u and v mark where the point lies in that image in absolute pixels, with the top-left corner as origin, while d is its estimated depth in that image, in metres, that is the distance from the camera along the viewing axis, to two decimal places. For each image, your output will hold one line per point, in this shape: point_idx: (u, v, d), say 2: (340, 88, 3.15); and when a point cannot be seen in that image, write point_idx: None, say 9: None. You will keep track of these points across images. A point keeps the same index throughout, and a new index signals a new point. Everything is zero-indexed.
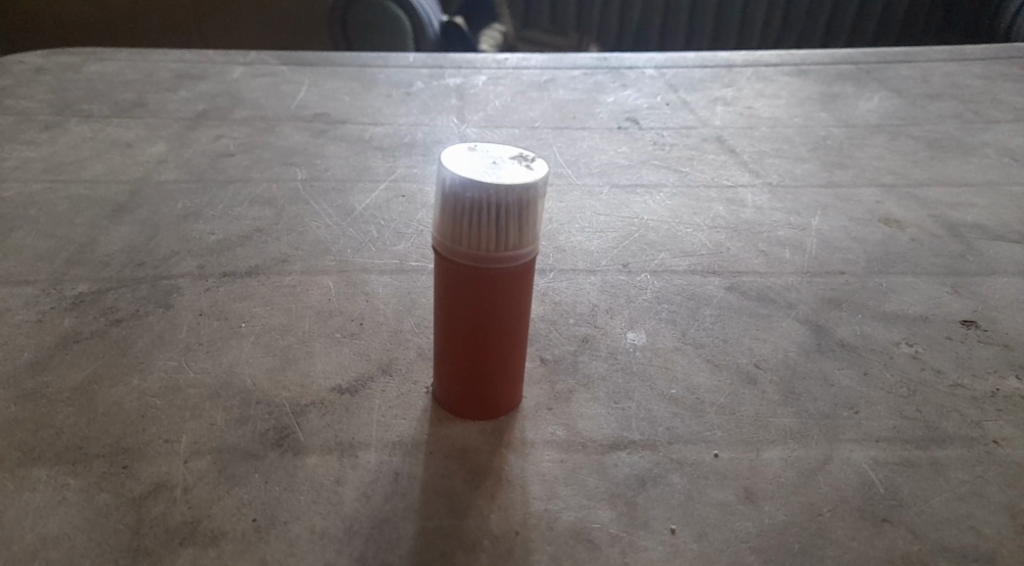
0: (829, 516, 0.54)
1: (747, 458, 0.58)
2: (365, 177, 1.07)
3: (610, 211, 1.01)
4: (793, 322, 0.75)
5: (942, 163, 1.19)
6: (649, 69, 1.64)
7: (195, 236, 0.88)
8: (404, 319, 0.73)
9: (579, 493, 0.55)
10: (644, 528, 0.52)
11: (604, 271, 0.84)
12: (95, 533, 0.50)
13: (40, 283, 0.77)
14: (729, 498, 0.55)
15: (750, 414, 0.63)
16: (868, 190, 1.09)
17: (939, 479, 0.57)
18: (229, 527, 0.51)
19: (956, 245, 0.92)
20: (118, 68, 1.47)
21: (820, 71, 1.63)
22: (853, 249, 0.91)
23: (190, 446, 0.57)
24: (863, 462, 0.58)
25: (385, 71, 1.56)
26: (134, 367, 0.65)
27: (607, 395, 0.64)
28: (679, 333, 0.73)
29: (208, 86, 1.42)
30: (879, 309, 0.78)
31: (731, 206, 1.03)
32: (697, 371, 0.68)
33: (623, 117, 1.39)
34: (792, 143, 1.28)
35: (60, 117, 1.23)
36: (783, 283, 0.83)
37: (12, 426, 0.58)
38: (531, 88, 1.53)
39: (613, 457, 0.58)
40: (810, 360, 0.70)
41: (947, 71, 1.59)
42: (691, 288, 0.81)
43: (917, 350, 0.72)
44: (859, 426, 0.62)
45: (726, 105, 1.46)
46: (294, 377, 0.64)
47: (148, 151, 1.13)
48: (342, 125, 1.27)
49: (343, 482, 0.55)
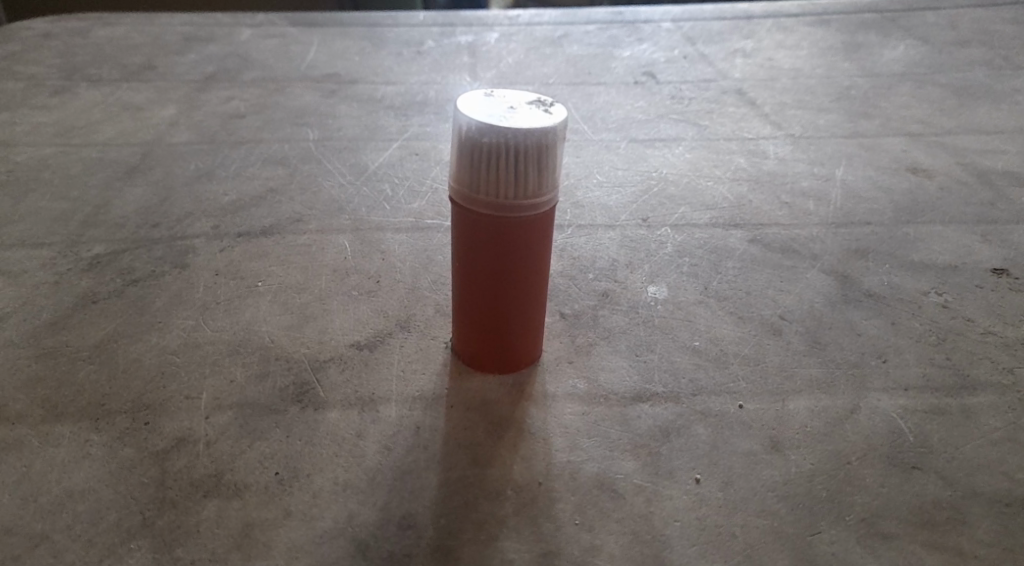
0: (858, 465, 0.53)
1: (772, 408, 0.57)
2: (378, 136, 1.06)
3: (628, 165, 0.99)
4: (817, 272, 0.74)
5: (970, 111, 1.15)
6: (665, 22, 1.60)
7: (208, 197, 0.87)
8: (421, 276, 0.72)
9: (603, 444, 0.54)
10: (669, 478, 0.52)
11: (623, 226, 0.82)
12: (120, 487, 0.50)
13: (56, 245, 0.77)
14: (754, 447, 0.54)
15: (774, 364, 0.62)
16: (893, 139, 1.06)
17: (971, 426, 0.56)
18: (252, 480, 0.51)
19: (985, 193, 0.90)
20: (126, 32, 1.46)
21: (842, 20, 1.58)
22: (878, 199, 0.89)
23: (212, 402, 0.57)
24: (891, 411, 0.57)
25: (395, 30, 1.53)
26: (153, 326, 0.65)
27: (628, 347, 0.63)
28: (701, 286, 0.72)
29: (216, 48, 1.40)
30: (907, 259, 0.76)
31: (752, 159, 1.01)
32: (720, 323, 0.66)
33: (639, 72, 1.36)
34: (814, 94, 1.25)
35: (69, 82, 1.22)
36: (807, 235, 0.81)
37: (33, 384, 0.58)
38: (544, 45, 1.49)
39: (635, 409, 0.57)
40: (836, 311, 0.68)
41: (976, 17, 1.54)
42: (713, 241, 0.79)
43: (946, 299, 0.70)
44: (887, 376, 0.61)
45: (745, 58, 1.42)
46: (312, 334, 0.64)
47: (159, 114, 1.12)
48: (353, 85, 1.26)
49: (364, 436, 0.54)
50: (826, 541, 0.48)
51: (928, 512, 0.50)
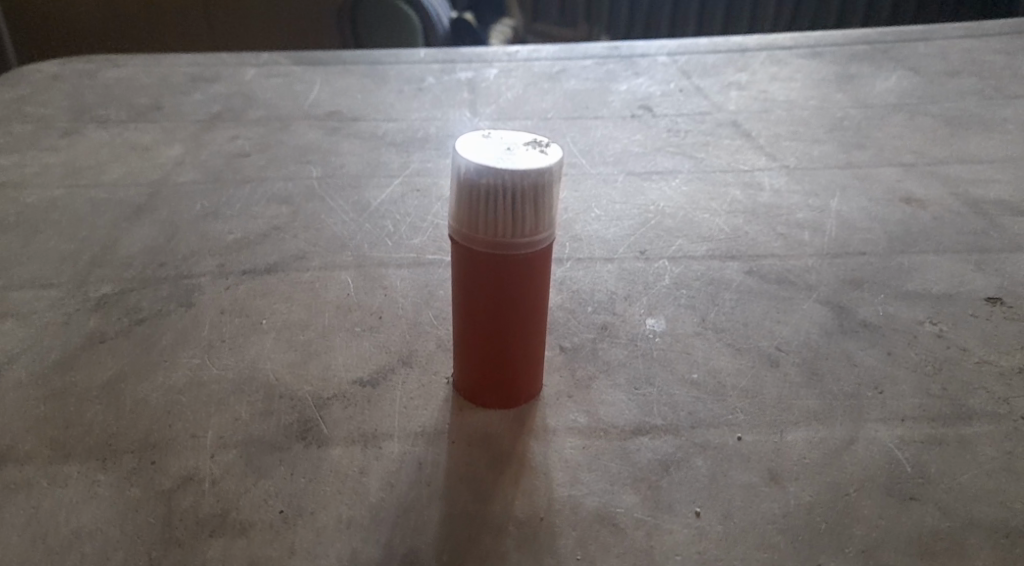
0: (856, 496, 0.53)
1: (770, 440, 0.58)
2: (380, 173, 1.08)
3: (626, 198, 1.00)
4: (813, 303, 0.75)
5: (962, 141, 1.17)
6: (661, 56, 1.63)
7: (213, 235, 0.89)
8: (423, 311, 0.73)
9: (603, 478, 0.55)
10: (669, 512, 0.52)
11: (621, 259, 0.84)
12: (127, 526, 0.51)
13: (65, 285, 0.78)
14: (753, 480, 0.54)
15: (772, 396, 0.62)
16: (886, 170, 1.08)
17: (968, 456, 0.56)
18: (256, 518, 0.51)
19: (979, 222, 0.91)
20: (133, 73, 1.49)
21: (834, 52, 1.61)
22: (872, 229, 0.90)
23: (217, 440, 0.57)
24: (888, 441, 0.58)
25: (396, 67, 1.56)
26: (159, 365, 0.66)
27: (627, 381, 0.64)
28: (698, 318, 0.73)
29: (221, 88, 1.43)
30: (902, 289, 0.77)
31: (748, 190, 1.02)
32: (718, 356, 0.67)
33: (636, 106, 1.38)
34: (808, 125, 1.27)
35: (78, 123, 1.25)
36: (803, 266, 0.82)
37: (42, 425, 0.59)
38: (542, 80, 1.52)
39: (634, 442, 0.58)
40: (833, 342, 0.69)
41: (966, 47, 1.57)
42: (710, 273, 0.81)
43: (941, 329, 0.71)
44: (883, 406, 0.61)
45: (740, 90, 1.45)
46: (316, 371, 0.65)
47: (165, 153, 1.14)
48: (355, 122, 1.28)
49: (367, 472, 0.55)
50: None
51: (927, 543, 0.50)
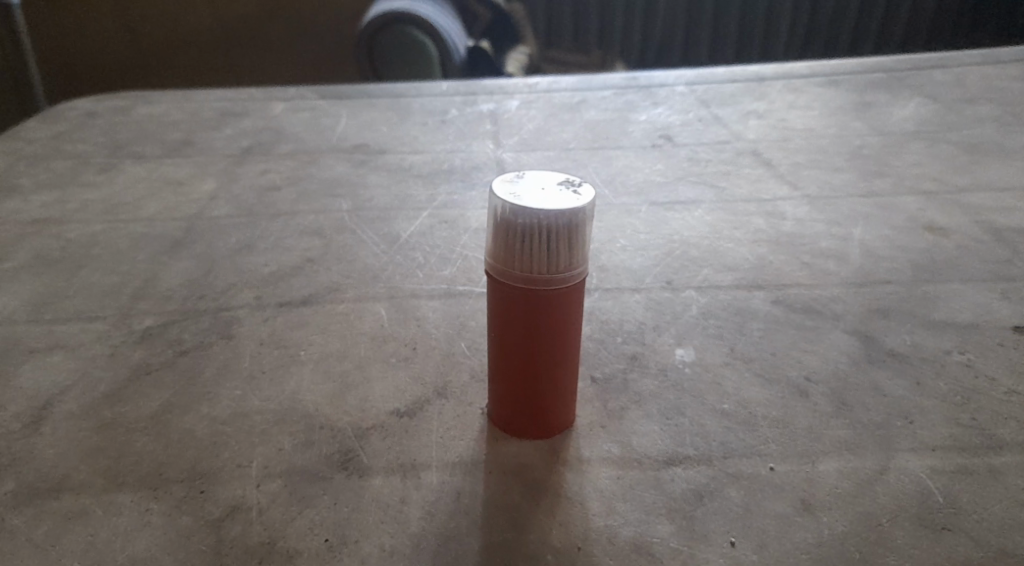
0: (889, 526, 0.54)
1: (802, 470, 0.59)
2: (408, 205, 1.11)
3: (649, 228, 1.02)
4: (840, 333, 0.76)
5: (982, 168, 1.18)
6: (679, 86, 1.65)
7: (249, 268, 0.91)
8: (456, 342, 0.75)
9: (638, 508, 0.56)
10: (704, 541, 0.53)
11: (648, 289, 0.85)
12: (179, 554, 0.53)
13: (109, 318, 0.81)
14: (786, 510, 0.55)
15: (802, 426, 0.63)
16: (908, 198, 1.09)
17: (999, 486, 0.57)
18: (303, 546, 0.53)
19: (1002, 250, 0.92)
20: (166, 109, 1.54)
21: (852, 80, 1.63)
22: (896, 258, 0.91)
23: (262, 470, 0.59)
24: (919, 471, 0.58)
25: (420, 100, 1.60)
26: (203, 397, 0.68)
27: (658, 411, 0.65)
28: (726, 348, 0.74)
29: (251, 122, 1.47)
30: (928, 318, 0.78)
31: (770, 220, 1.04)
32: (747, 386, 0.68)
33: (656, 135, 1.41)
34: (827, 153, 1.28)
35: (115, 160, 1.29)
36: (828, 295, 0.83)
37: (94, 455, 0.61)
38: (563, 110, 1.55)
39: (668, 472, 0.59)
40: (861, 372, 0.70)
41: (983, 74, 1.58)
42: (736, 303, 0.82)
43: (968, 358, 0.71)
44: (913, 436, 0.62)
45: (758, 119, 1.47)
46: (354, 401, 0.67)
47: (199, 188, 1.18)
48: (382, 155, 1.31)
49: (408, 501, 0.57)
50: None
51: None
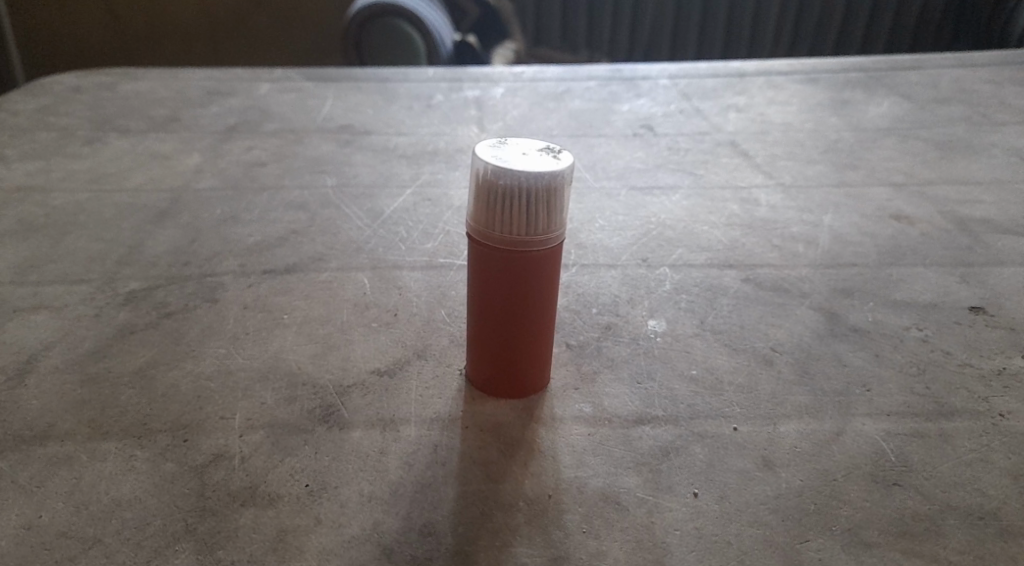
0: (844, 481, 0.57)
1: (764, 431, 0.62)
2: (392, 184, 1.13)
3: (628, 211, 1.05)
4: (807, 309, 0.79)
5: (951, 164, 1.22)
6: (662, 79, 1.69)
7: (234, 238, 0.93)
8: (437, 310, 0.77)
9: (607, 462, 0.58)
10: (669, 492, 0.56)
11: (624, 265, 0.88)
12: (164, 496, 0.54)
13: (94, 281, 0.82)
14: (748, 466, 0.58)
15: (766, 392, 0.66)
16: (878, 189, 1.13)
17: (949, 448, 0.60)
18: (284, 491, 0.55)
19: (964, 238, 0.96)
20: (152, 86, 1.54)
21: (829, 79, 1.67)
22: (863, 243, 0.95)
23: (245, 422, 0.61)
24: (874, 434, 0.62)
25: (406, 85, 1.62)
26: (188, 355, 0.69)
27: (630, 376, 0.68)
28: (697, 321, 0.77)
29: (237, 102, 1.48)
30: (890, 298, 0.82)
31: (745, 205, 1.07)
32: (716, 354, 0.71)
33: (638, 125, 1.44)
34: (802, 147, 1.32)
35: (100, 133, 1.29)
36: (797, 275, 0.86)
37: (79, 406, 0.63)
38: (548, 99, 1.58)
39: (637, 430, 0.62)
40: (823, 344, 0.73)
41: (956, 76, 1.63)
42: (709, 280, 0.85)
43: (926, 333, 0.75)
44: (870, 402, 0.65)
45: (738, 113, 1.50)
46: (336, 361, 0.69)
47: (185, 162, 1.18)
48: (367, 136, 1.33)
49: (387, 452, 0.59)
50: (813, 548, 0.52)
51: (908, 524, 0.54)
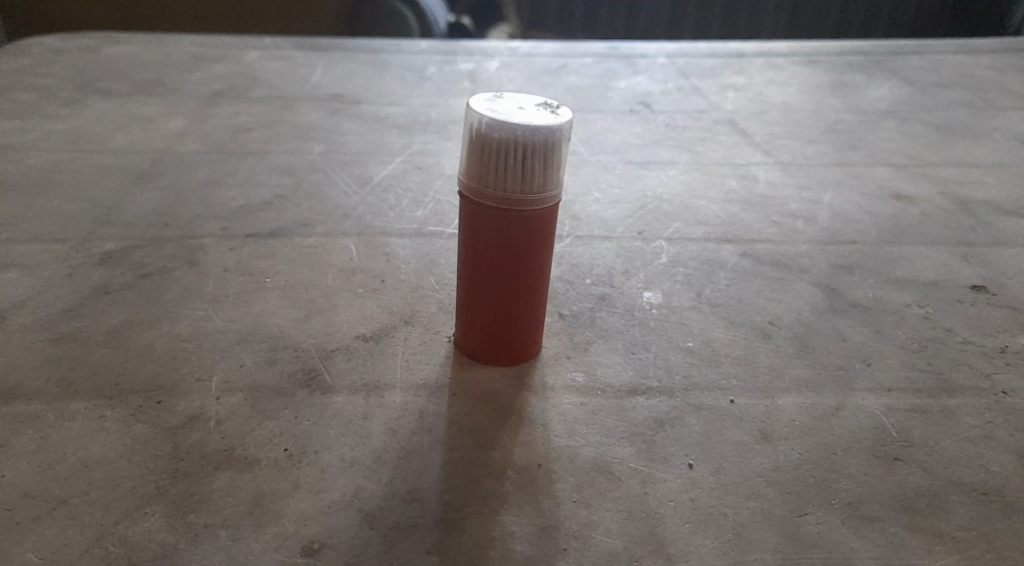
0: (844, 455, 0.55)
1: (762, 404, 0.60)
2: (383, 152, 1.09)
3: (624, 184, 1.02)
4: (806, 285, 0.77)
5: (951, 147, 1.20)
6: (660, 58, 1.66)
7: (217, 201, 0.90)
8: (425, 277, 0.75)
9: (600, 431, 0.56)
10: (663, 463, 0.54)
11: (620, 238, 0.86)
12: (135, 457, 0.52)
13: (69, 240, 0.79)
14: (745, 438, 0.56)
15: (764, 365, 0.64)
16: (878, 169, 1.11)
17: (951, 424, 0.58)
18: (262, 455, 0.53)
19: (966, 218, 0.94)
20: (137, 50, 1.50)
21: (829, 61, 1.65)
22: (863, 221, 0.93)
23: (223, 384, 0.59)
24: (875, 409, 0.60)
25: (400, 56, 1.58)
26: (164, 315, 0.66)
27: (624, 346, 0.66)
28: (694, 294, 0.74)
29: (225, 68, 1.44)
30: (891, 275, 0.80)
31: (744, 182, 1.05)
32: (713, 327, 0.69)
33: (635, 102, 1.41)
34: (802, 127, 1.30)
35: (81, 95, 1.25)
36: (796, 251, 0.84)
37: (48, 365, 0.60)
38: (544, 74, 1.55)
39: (631, 401, 0.59)
40: (823, 319, 0.71)
41: (956, 62, 1.61)
42: (706, 254, 0.83)
43: (927, 311, 0.73)
44: (872, 377, 0.63)
45: (737, 92, 1.48)
46: (320, 326, 0.66)
47: (168, 125, 1.15)
48: (359, 105, 1.30)
49: (370, 418, 0.56)
50: (812, 522, 0.50)
51: (910, 498, 0.52)
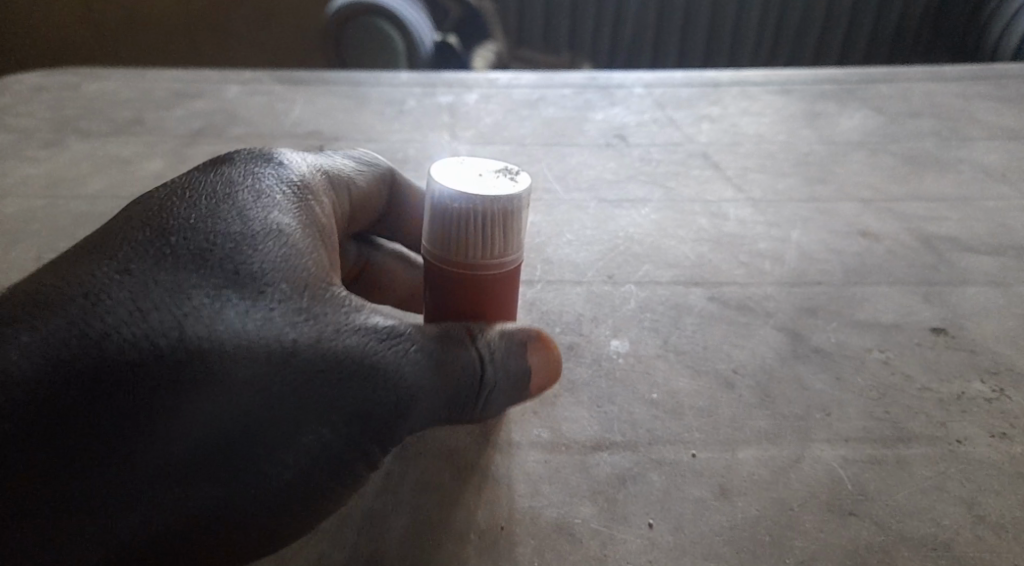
0: (800, 511, 0.56)
1: (722, 458, 0.61)
2: None
3: (597, 224, 1.04)
4: (770, 329, 0.79)
5: (918, 180, 1.23)
6: (637, 87, 1.68)
7: None
8: None
9: (563, 490, 0.58)
10: (624, 522, 0.55)
11: (590, 282, 0.87)
12: None
13: None
14: (704, 494, 0.58)
15: (726, 416, 0.66)
16: (847, 204, 1.13)
17: (905, 476, 0.60)
18: None
19: (929, 256, 0.96)
20: (116, 86, 1.51)
21: (803, 90, 1.68)
22: (829, 260, 0.94)
23: None
24: (832, 461, 0.61)
25: (379, 89, 1.60)
26: None
27: (590, 399, 0.67)
28: (660, 341, 0.76)
29: (205, 104, 1.45)
30: (853, 318, 0.81)
31: (714, 220, 1.07)
32: (678, 377, 0.70)
33: (611, 135, 1.43)
34: (774, 159, 1.32)
35: (59, 136, 1.26)
36: (762, 294, 0.86)
37: None
38: (522, 106, 1.57)
39: (594, 457, 0.61)
40: (786, 365, 0.73)
41: (927, 90, 1.64)
42: (674, 298, 0.84)
43: (887, 356, 0.75)
44: (830, 428, 0.65)
45: (711, 123, 1.50)
46: None
47: (145, 167, 1.16)
48: (336, 143, 1.31)
49: None
50: None
51: (862, 556, 0.53)
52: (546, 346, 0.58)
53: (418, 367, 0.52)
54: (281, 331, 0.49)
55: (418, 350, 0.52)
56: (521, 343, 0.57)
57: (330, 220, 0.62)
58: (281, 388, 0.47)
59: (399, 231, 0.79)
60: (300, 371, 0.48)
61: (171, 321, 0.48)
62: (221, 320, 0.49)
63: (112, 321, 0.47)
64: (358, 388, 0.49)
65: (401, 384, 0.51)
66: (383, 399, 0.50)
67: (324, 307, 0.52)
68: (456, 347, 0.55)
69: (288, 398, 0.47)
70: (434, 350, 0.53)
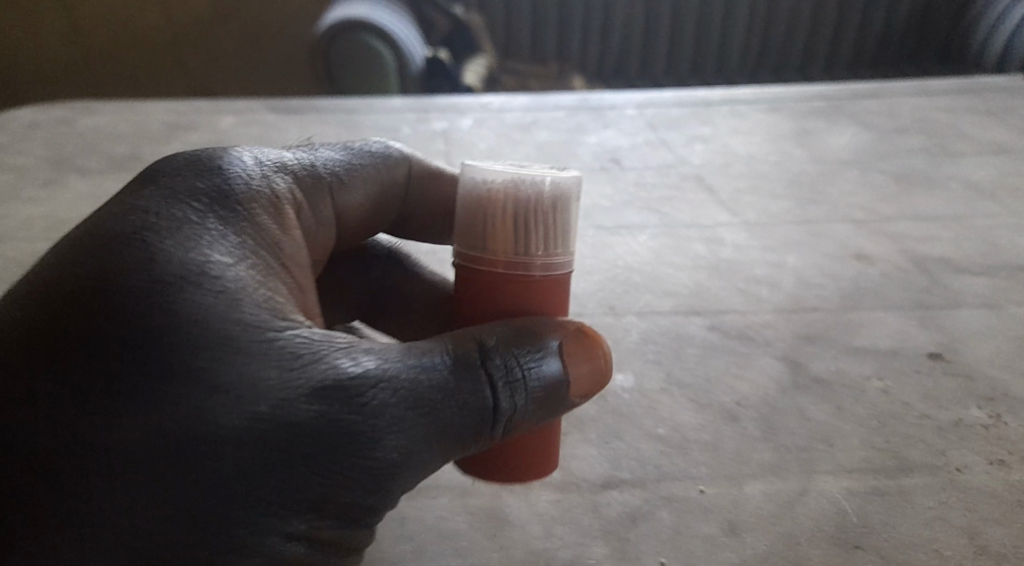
0: (807, 545, 0.58)
1: (729, 493, 0.63)
2: None
3: (595, 253, 1.06)
4: (770, 359, 0.80)
5: (908, 198, 1.25)
6: (629, 109, 1.70)
7: None
8: None
9: (575, 531, 0.59)
10: (636, 563, 0.56)
11: (591, 315, 0.89)
12: None
13: None
14: (713, 531, 0.59)
15: (731, 449, 0.67)
16: (839, 225, 1.15)
17: (908, 507, 0.62)
18: None
19: (922, 278, 0.98)
20: (111, 120, 1.52)
21: (792, 107, 1.70)
22: (825, 285, 0.96)
23: None
24: (836, 493, 0.63)
25: (374, 116, 1.61)
26: None
27: (598, 435, 0.69)
28: (664, 374, 0.77)
29: (201, 137, 1.47)
30: (851, 344, 0.83)
31: (710, 245, 1.09)
32: (682, 411, 0.72)
33: (605, 159, 1.45)
34: (767, 180, 1.34)
35: (58, 174, 1.27)
36: (760, 321, 0.88)
37: None
38: (515, 131, 1.58)
39: (605, 496, 0.62)
40: (787, 396, 0.74)
41: (914, 105, 1.67)
42: (675, 329, 0.86)
43: (885, 383, 0.76)
44: (833, 459, 0.66)
45: (703, 144, 1.53)
46: None
47: None
48: None
49: None
50: None
51: None
52: (594, 340, 0.52)
53: (399, 420, 0.44)
54: (229, 410, 0.41)
55: (383, 396, 0.44)
56: (558, 348, 0.51)
57: (295, 232, 0.53)
58: (242, 483, 0.40)
59: (424, 211, 0.67)
60: (257, 468, 0.41)
61: (90, 434, 0.40)
62: (150, 420, 0.40)
63: (26, 432, 0.40)
64: (329, 458, 0.42)
65: (380, 449, 0.43)
66: (364, 469, 0.43)
67: (274, 371, 0.42)
68: (449, 375, 0.47)
69: (247, 503, 0.40)
70: (407, 389, 0.45)
